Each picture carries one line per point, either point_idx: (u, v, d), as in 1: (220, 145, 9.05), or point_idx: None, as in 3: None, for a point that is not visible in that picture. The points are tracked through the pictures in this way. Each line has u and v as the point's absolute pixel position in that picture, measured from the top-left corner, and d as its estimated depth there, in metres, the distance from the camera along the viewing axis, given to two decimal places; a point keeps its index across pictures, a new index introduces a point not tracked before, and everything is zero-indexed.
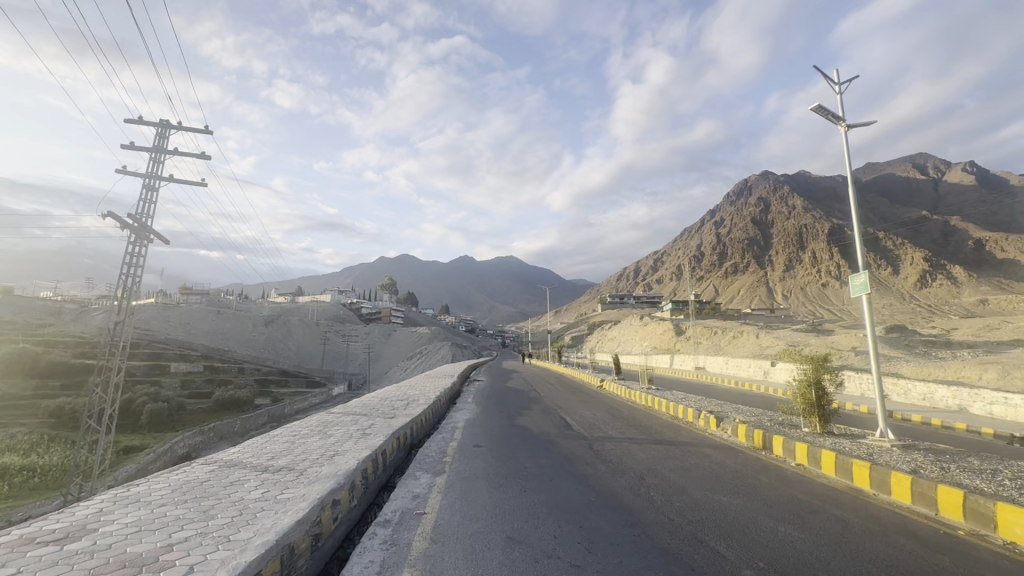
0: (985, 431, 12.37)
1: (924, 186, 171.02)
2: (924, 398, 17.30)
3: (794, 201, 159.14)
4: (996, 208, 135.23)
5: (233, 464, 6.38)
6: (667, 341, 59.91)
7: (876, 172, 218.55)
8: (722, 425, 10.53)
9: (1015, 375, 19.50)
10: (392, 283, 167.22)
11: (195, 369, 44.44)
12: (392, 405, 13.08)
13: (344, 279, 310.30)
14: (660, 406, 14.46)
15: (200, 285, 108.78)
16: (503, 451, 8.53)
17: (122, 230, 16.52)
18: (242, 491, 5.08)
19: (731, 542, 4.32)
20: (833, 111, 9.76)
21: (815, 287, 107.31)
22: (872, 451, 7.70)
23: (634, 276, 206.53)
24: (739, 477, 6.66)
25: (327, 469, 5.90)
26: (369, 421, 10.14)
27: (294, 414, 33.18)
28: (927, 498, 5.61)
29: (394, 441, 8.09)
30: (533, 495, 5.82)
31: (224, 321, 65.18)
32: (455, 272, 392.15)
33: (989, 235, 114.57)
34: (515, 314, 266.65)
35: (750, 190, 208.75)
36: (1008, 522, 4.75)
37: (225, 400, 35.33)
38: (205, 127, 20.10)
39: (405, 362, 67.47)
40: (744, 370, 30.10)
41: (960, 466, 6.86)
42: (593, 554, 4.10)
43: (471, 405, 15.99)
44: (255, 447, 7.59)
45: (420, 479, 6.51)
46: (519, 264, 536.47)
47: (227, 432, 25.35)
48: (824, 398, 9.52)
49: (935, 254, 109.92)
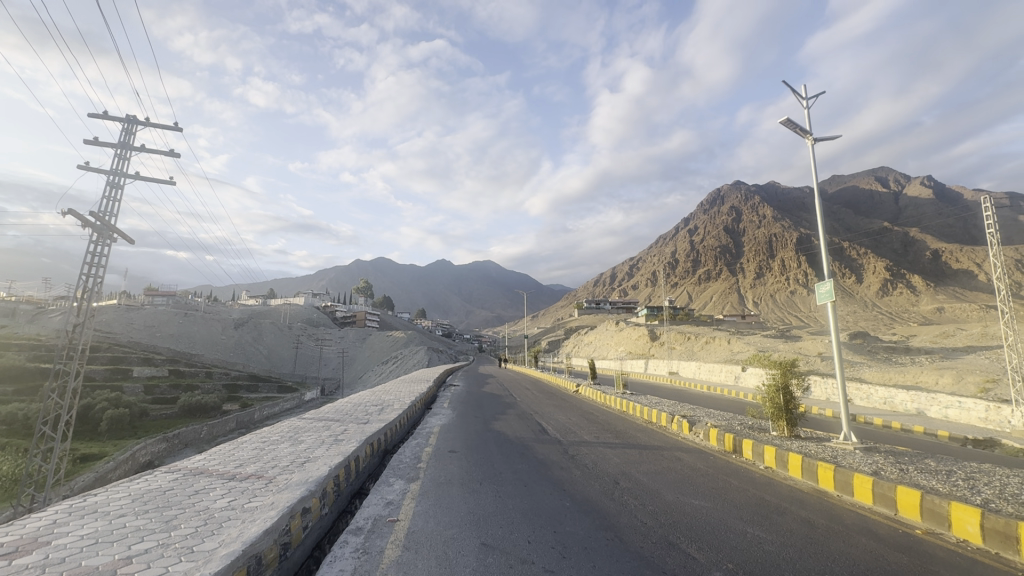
0: (941, 433, 12.96)
1: (885, 200, 178.33)
2: (884, 402, 18.00)
3: (765, 211, 163.77)
4: (951, 221, 142.07)
5: (199, 471, 6.19)
6: (641, 347, 60.82)
7: (841, 184, 227.52)
8: (694, 429, 10.72)
9: (968, 380, 20.53)
10: (368, 286, 165.65)
11: (159, 374, 42.89)
12: (366, 411, 12.85)
13: (318, 281, 304.64)
14: (635, 410, 14.64)
15: (165, 287, 105.07)
16: (478, 456, 8.48)
17: (83, 229, 15.84)
18: (209, 500, 4.92)
19: (702, 545, 4.39)
20: (800, 125, 10.13)
21: (784, 295, 110.62)
22: (837, 454, 7.95)
23: (611, 281, 209.10)
24: (710, 480, 6.82)
25: (298, 477, 5.75)
26: (342, 427, 9.91)
27: (263, 420, 32.28)
28: (888, 499, 5.83)
29: (367, 447, 7.94)
30: (508, 501, 5.80)
31: (191, 324, 62.97)
32: (433, 277, 390.58)
33: (945, 246, 120.29)
34: (493, 320, 266.92)
35: (722, 199, 213.92)
36: (962, 522, 4.99)
37: (191, 405, 34.24)
38: (173, 124, 19.63)
39: (380, 366, 66.70)
40: (716, 375, 30.65)
41: (918, 467, 7.15)
42: (567, 558, 4.12)
43: (446, 409, 16.01)
44: (223, 454, 7.37)
45: (393, 485, 6.43)
46: (497, 270, 536.62)
47: (193, 439, 24.48)
48: (791, 403, 9.80)
49: (895, 263, 114.78)
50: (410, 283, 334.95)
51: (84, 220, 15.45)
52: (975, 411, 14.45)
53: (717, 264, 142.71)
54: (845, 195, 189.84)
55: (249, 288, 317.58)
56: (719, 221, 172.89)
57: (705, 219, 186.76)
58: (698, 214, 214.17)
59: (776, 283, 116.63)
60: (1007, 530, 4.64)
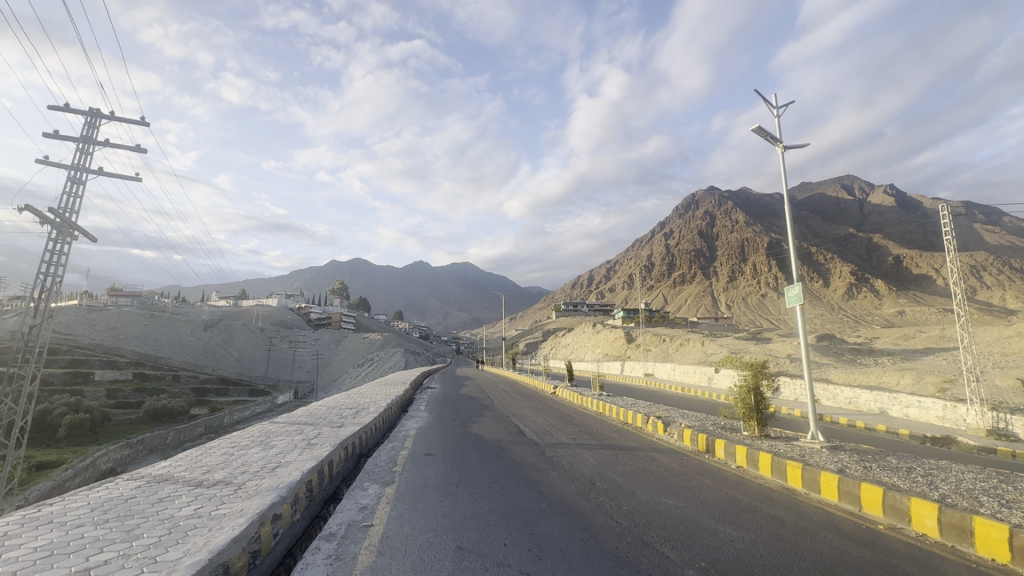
0: (903, 432, 13.44)
1: (851, 206, 184.85)
2: (849, 402, 18.63)
3: (737, 216, 167.85)
4: (911, 228, 148.32)
5: (164, 478, 5.97)
6: (618, 349, 61.59)
7: (809, 191, 235.25)
8: (668, 429, 10.91)
9: (927, 380, 21.48)
10: (344, 287, 163.15)
11: (122, 377, 41.29)
12: (340, 414, 12.64)
13: (292, 283, 298.35)
14: (611, 411, 14.75)
15: (130, 287, 101.46)
16: (455, 459, 8.42)
17: (41, 225, 15.12)
18: (173, 508, 4.73)
19: (676, 545, 4.44)
20: (771, 133, 10.46)
21: (755, 298, 113.53)
22: (804, 453, 8.18)
23: (588, 284, 211.03)
24: (683, 480, 6.94)
25: (268, 483, 5.59)
26: (315, 431, 9.72)
27: (233, 424, 31.39)
28: (852, 496, 6.02)
29: (341, 451, 7.79)
30: (484, 503, 5.80)
31: (158, 326, 60.89)
32: (411, 278, 387.09)
33: (906, 252, 125.47)
34: (471, 322, 266.02)
35: (696, 204, 218.00)
36: (921, 517, 5.20)
37: (157, 409, 33.02)
38: (140, 117, 18.97)
39: (356, 369, 65.72)
40: (690, 376, 31.18)
41: (881, 465, 7.41)
42: (543, 560, 4.12)
43: (422, 412, 15.84)
44: (189, 460, 7.10)
45: (367, 490, 6.32)
46: (475, 271, 534.38)
47: (159, 445, 23.59)
48: (761, 403, 10.06)
49: (859, 268, 119.12)
50: (387, 285, 331.27)
51: (42, 216, 14.79)
52: (933, 410, 15.13)
53: (692, 268, 145.61)
54: (814, 201, 195.91)
55: (220, 288, 309.26)
56: (694, 225, 176.53)
57: (680, 222, 190.00)
58: (674, 218, 217.64)
59: (748, 287, 119.62)
60: (963, 524, 4.84)
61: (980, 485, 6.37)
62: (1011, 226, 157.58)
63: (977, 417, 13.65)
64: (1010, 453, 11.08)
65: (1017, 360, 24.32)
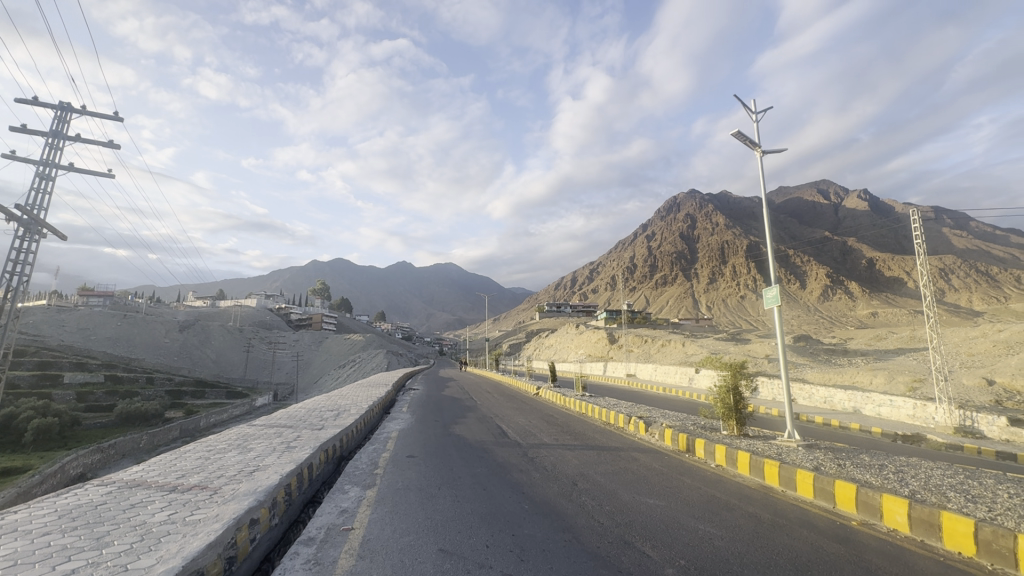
0: (875, 430, 13.84)
1: (826, 211, 189.38)
2: (825, 401, 19.06)
3: (717, 219, 170.60)
4: (884, 231, 152.57)
5: (136, 483, 5.80)
6: (601, 350, 62.10)
7: (787, 195, 240.64)
8: (649, 429, 11.02)
9: (898, 379, 22.17)
10: (326, 288, 161.08)
11: (93, 379, 39.97)
12: (321, 416, 12.46)
13: (272, 283, 293.07)
14: (593, 412, 14.81)
15: (102, 287, 98.55)
16: (437, 461, 8.34)
17: (7, 223, 14.61)
18: (146, 514, 4.60)
19: (656, 543, 4.50)
20: (750, 137, 10.65)
21: (735, 299, 115.57)
22: (781, 452, 8.35)
23: (571, 284, 212.31)
24: (664, 479, 7.02)
25: (246, 486, 5.49)
26: (294, 434, 9.55)
27: (209, 427, 30.67)
28: (827, 492, 6.17)
29: (322, 454, 7.69)
30: (466, 504, 5.79)
31: (131, 326, 59.21)
32: (393, 279, 384.14)
33: (879, 255, 129.10)
34: (455, 322, 265.23)
35: (678, 207, 220.70)
36: (892, 512, 5.34)
37: (130, 412, 32.10)
38: (112, 112, 18.48)
39: (337, 370, 64.97)
40: (671, 376, 31.59)
41: (853, 462, 7.61)
42: (526, 561, 4.13)
43: (404, 413, 15.70)
44: (163, 465, 6.93)
45: (349, 493, 6.24)
46: (458, 272, 532.14)
47: (132, 449, 22.92)
48: (741, 403, 10.23)
49: (834, 271, 122.21)
50: (369, 285, 328.15)
51: (8, 214, 14.29)
52: (904, 409, 15.60)
53: (673, 270, 147.50)
54: (791, 205, 200.38)
55: (197, 288, 302.54)
56: (675, 227, 178.96)
57: (662, 225, 192.41)
58: (656, 220, 220.10)
59: (728, 289, 121.71)
60: (932, 518, 4.99)
61: (948, 481, 6.60)
62: (977, 231, 163.62)
63: (945, 415, 14.13)
64: (976, 449, 11.50)
65: (982, 360, 25.23)
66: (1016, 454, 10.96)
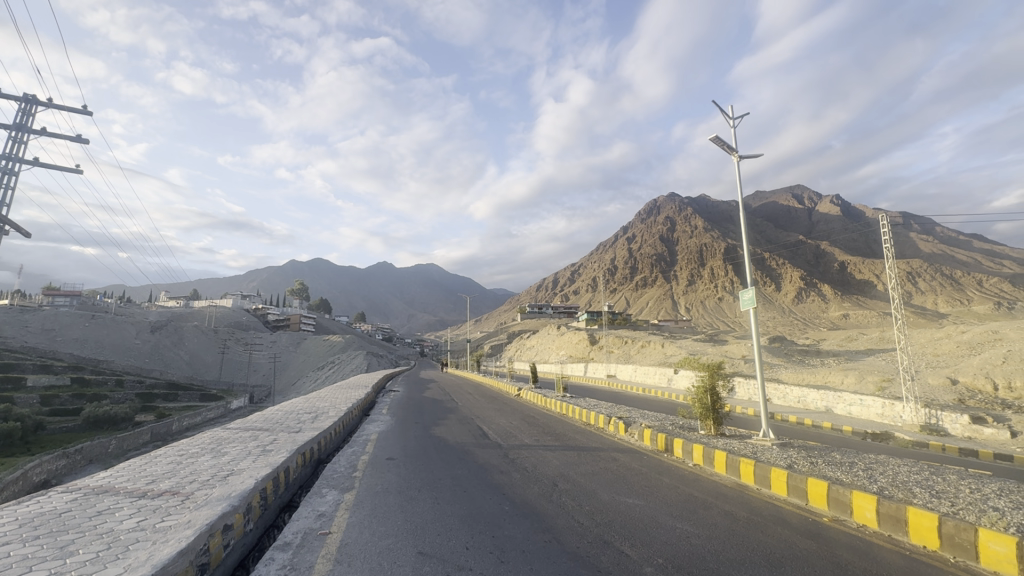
0: (847, 429, 14.24)
1: (800, 215, 194.04)
2: (798, 400, 19.54)
3: (696, 222, 173.53)
4: (855, 235, 157.06)
5: (103, 490, 5.61)
6: (582, 351, 62.60)
7: (763, 199, 246.42)
8: (629, 429, 11.14)
9: (868, 379, 22.90)
10: (304, 288, 158.22)
11: (59, 383, 38.51)
12: (299, 419, 12.22)
13: (249, 283, 287.09)
14: (573, 413, 14.88)
15: (68, 286, 95.33)
16: (418, 463, 8.29)
17: None
18: (114, 522, 4.45)
19: (633, 542, 4.55)
20: (727, 142, 10.88)
21: (712, 301, 117.71)
22: (755, 450, 8.51)
23: (553, 286, 213.25)
24: (643, 479, 7.09)
25: (219, 491, 5.35)
26: (271, 436, 9.39)
27: (181, 431, 29.81)
28: (800, 491, 6.31)
29: (299, 457, 7.56)
30: (447, 506, 5.75)
31: (99, 328, 57.29)
32: (373, 279, 379.95)
33: (850, 259, 133.04)
34: (436, 322, 263.85)
35: (658, 210, 223.37)
36: (862, 508, 5.50)
37: (98, 416, 31.02)
38: (81, 105, 17.86)
39: (315, 372, 63.96)
40: (650, 377, 32.06)
41: (825, 460, 7.83)
42: (506, 562, 4.13)
43: (383, 416, 15.52)
44: (132, 470, 6.72)
45: (326, 497, 6.15)
46: (439, 272, 528.69)
47: (100, 454, 22.13)
48: (717, 403, 10.41)
49: (808, 273, 125.43)
50: (348, 286, 323.69)
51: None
52: (873, 407, 16.08)
53: (653, 272, 149.30)
54: (767, 209, 205.20)
55: (169, 288, 294.28)
56: (655, 229, 181.40)
57: (642, 227, 194.73)
58: (636, 223, 222.44)
59: (706, 291, 123.87)
60: (899, 514, 5.15)
61: (914, 478, 6.82)
62: (942, 236, 170.04)
63: (911, 414, 14.62)
64: (941, 446, 11.93)
65: (947, 360, 26.25)
66: (979, 450, 11.40)
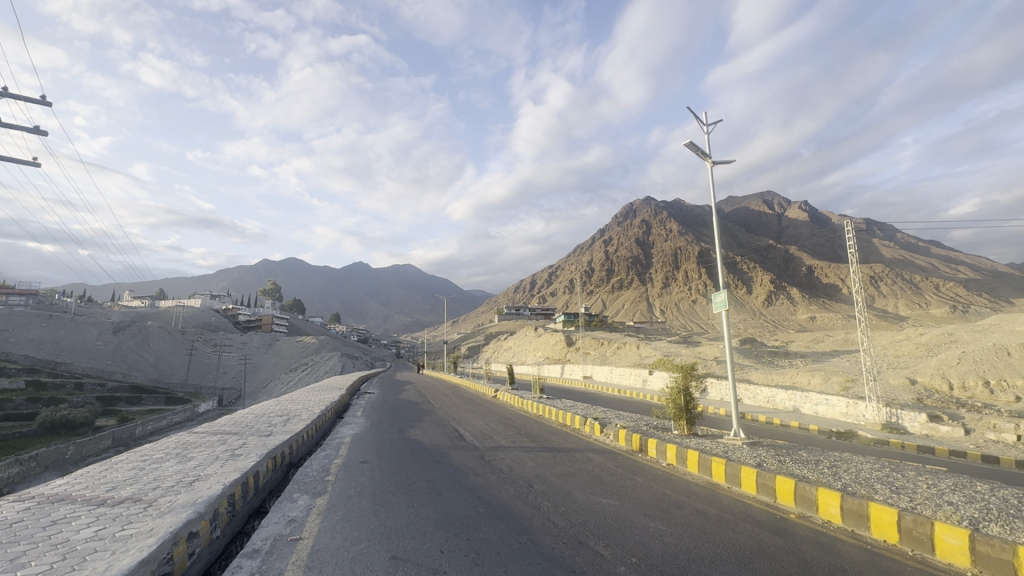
0: (812, 428, 14.69)
1: (770, 220, 199.53)
2: (767, 400, 20.08)
3: (671, 226, 176.63)
4: (822, 240, 162.54)
5: (59, 498, 5.36)
6: (559, 352, 63.00)
7: (735, 205, 252.44)
8: (604, 430, 11.24)
9: (833, 379, 23.75)
10: (277, 288, 154.70)
11: (13, 387, 36.58)
12: (269, 422, 11.94)
13: (218, 283, 278.81)
14: (550, 414, 14.99)
15: (23, 286, 91.18)
16: (392, 466, 8.19)
17: None
18: (70, 531, 4.25)
19: (608, 542, 4.58)
20: (701, 148, 11.12)
21: (686, 303, 120.07)
22: (728, 450, 8.68)
23: (530, 287, 214.00)
24: (619, 479, 7.16)
25: (184, 498, 5.17)
26: (239, 441, 9.11)
27: (145, 436, 28.64)
28: (768, 488, 6.48)
29: (269, 462, 7.36)
30: (421, 510, 5.69)
31: (58, 328, 54.77)
32: (349, 278, 373.80)
33: (817, 263, 137.54)
34: (412, 324, 261.50)
35: (634, 213, 226.25)
36: (827, 505, 5.68)
37: (54, 421, 29.57)
38: (40, 96, 17.04)
39: (288, 374, 62.50)
40: (626, 378, 32.52)
41: (793, 458, 8.06)
42: (480, 565, 4.12)
43: (358, 418, 15.27)
44: (90, 477, 6.42)
45: (297, 502, 6.01)
46: (416, 273, 523.54)
47: (57, 461, 21.06)
48: (690, 403, 10.60)
49: (777, 277, 129.15)
50: (323, 286, 317.79)
51: None
52: (838, 407, 16.64)
53: (629, 274, 151.29)
54: (739, 214, 210.51)
55: (133, 288, 283.02)
56: (631, 232, 184.00)
57: (619, 230, 197.26)
58: (613, 225, 224.75)
59: (680, 293, 126.17)
60: (861, 510, 5.33)
61: (877, 474, 7.09)
62: (903, 241, 177.58)
63: (874, 412, 15.13)
64: (901, 444, 12.43)
65: (906, 361, 27.44)
66: (937, 447, 11.91)
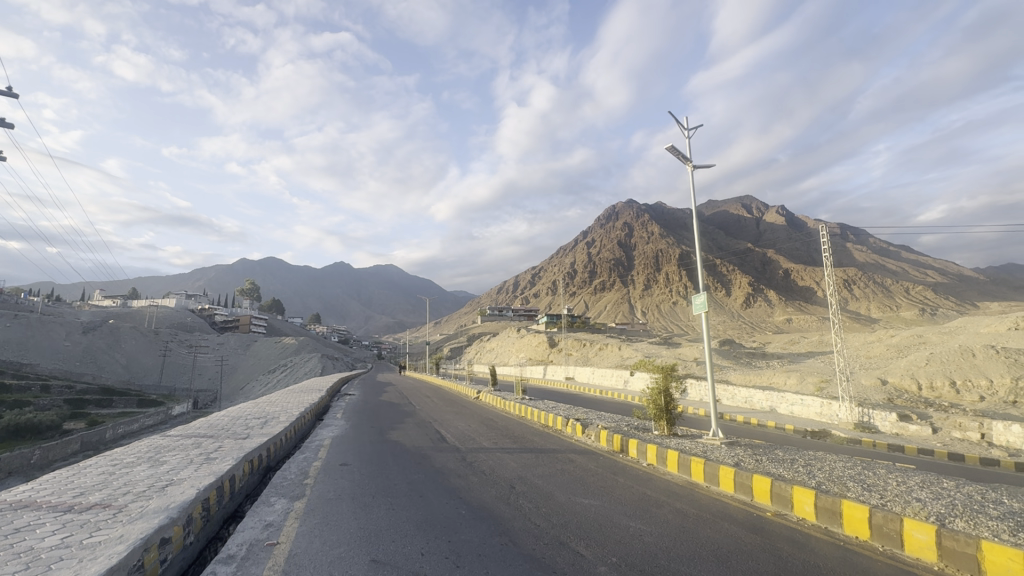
0: (788, 428, 14.99)
1: (749, 224, 203.44)
2: (745, 401, 20.46)
3: (652, 228, 178.84)
4: (798, 245, 166.40)
5: (23, 505, 5.16)
6: (541, 353, 63.09)
7: (714, 208, 256.87)
8: (586, 431, 11.30)
9: (808, 380, 24.38)
10: (255, 288, 151.64)
11: None
12: (246, 424, 11.69)
13: (194, 283, 271.71)
14: (532, 414, 15.01)
15: None
16: (372, 468, 8.11)
17: None
18: (33, 539, 4.09)
19: (588, 543, 4.60)
20: (682, 152, 11.30)
21: (667, 305, 121.70)
22: (706, 449, 8.81)
23: (513, 288, 214.18)
24: (599, 479, 7.21)
25: (156, 503, 5.03)
26: (214, 444, 8.90)
27: (115, 439, 27.78)
28: (745, 487, 6.60)
29: (245, 465, 7.21)
30: (402, 511, 5.66)
31: (23, 329, 52.71)
32: (329, 279, 368.54)
33: (794, 266, 140.68)
34: (394, 324, 259.11)
35: (616, 215, 228.41)
36: (801, 502, 5.81)
37: (19, 424, 28.44)
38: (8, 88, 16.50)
39: (266, 375, 61.36)
40: (607, 379, 32.81)
41: (770, 457, 8.24)
42: (461, 567, 4.10)
43: (338, 420, 15.06)
44: (57, 482, 6.20)
45: (274, 506, 5.90)
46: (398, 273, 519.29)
47: (22, 465, 20.27)
48: (670, 403, 10.73)
49: (755, 279, 131.72)
50: (303, 286, 312.57)
51: None
52: (813, 407, 17.06)
53: (611, 276, 152.54)
54: (718, 218, 214.21)
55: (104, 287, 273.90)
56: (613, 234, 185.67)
57: (602, 232, 198.83)
58: (595, 228, 226.39)
59: (661, 295, 127.69)
60: (834, 507, 5.47)
61: (848, 472, 7.28)
62: (875, 246, 182.87)
63: (847, 412, 15.50)
64: (872, 442, 12.79)
65: (877, 361, 28.30)
66: (905, 446, 12.27)
